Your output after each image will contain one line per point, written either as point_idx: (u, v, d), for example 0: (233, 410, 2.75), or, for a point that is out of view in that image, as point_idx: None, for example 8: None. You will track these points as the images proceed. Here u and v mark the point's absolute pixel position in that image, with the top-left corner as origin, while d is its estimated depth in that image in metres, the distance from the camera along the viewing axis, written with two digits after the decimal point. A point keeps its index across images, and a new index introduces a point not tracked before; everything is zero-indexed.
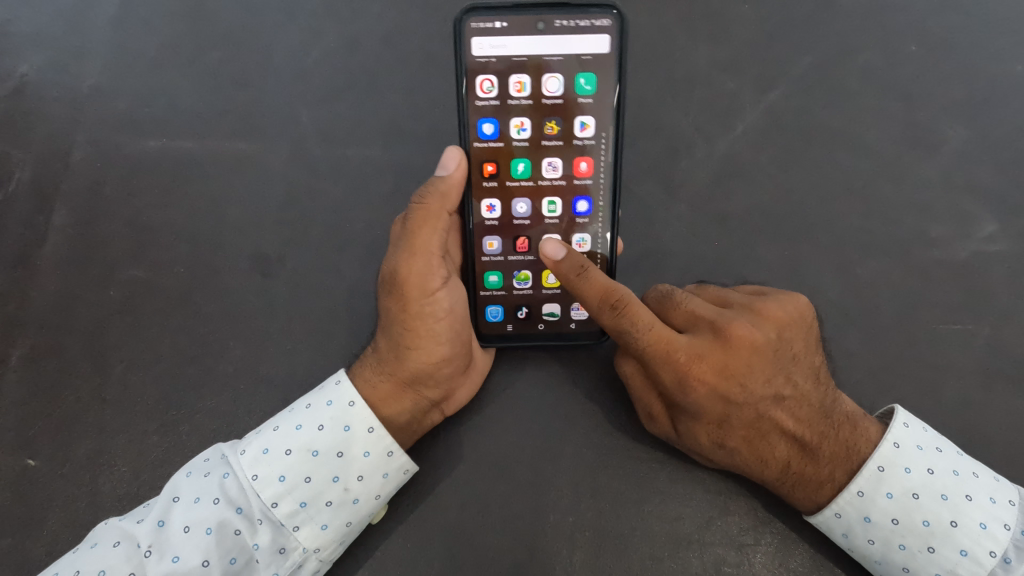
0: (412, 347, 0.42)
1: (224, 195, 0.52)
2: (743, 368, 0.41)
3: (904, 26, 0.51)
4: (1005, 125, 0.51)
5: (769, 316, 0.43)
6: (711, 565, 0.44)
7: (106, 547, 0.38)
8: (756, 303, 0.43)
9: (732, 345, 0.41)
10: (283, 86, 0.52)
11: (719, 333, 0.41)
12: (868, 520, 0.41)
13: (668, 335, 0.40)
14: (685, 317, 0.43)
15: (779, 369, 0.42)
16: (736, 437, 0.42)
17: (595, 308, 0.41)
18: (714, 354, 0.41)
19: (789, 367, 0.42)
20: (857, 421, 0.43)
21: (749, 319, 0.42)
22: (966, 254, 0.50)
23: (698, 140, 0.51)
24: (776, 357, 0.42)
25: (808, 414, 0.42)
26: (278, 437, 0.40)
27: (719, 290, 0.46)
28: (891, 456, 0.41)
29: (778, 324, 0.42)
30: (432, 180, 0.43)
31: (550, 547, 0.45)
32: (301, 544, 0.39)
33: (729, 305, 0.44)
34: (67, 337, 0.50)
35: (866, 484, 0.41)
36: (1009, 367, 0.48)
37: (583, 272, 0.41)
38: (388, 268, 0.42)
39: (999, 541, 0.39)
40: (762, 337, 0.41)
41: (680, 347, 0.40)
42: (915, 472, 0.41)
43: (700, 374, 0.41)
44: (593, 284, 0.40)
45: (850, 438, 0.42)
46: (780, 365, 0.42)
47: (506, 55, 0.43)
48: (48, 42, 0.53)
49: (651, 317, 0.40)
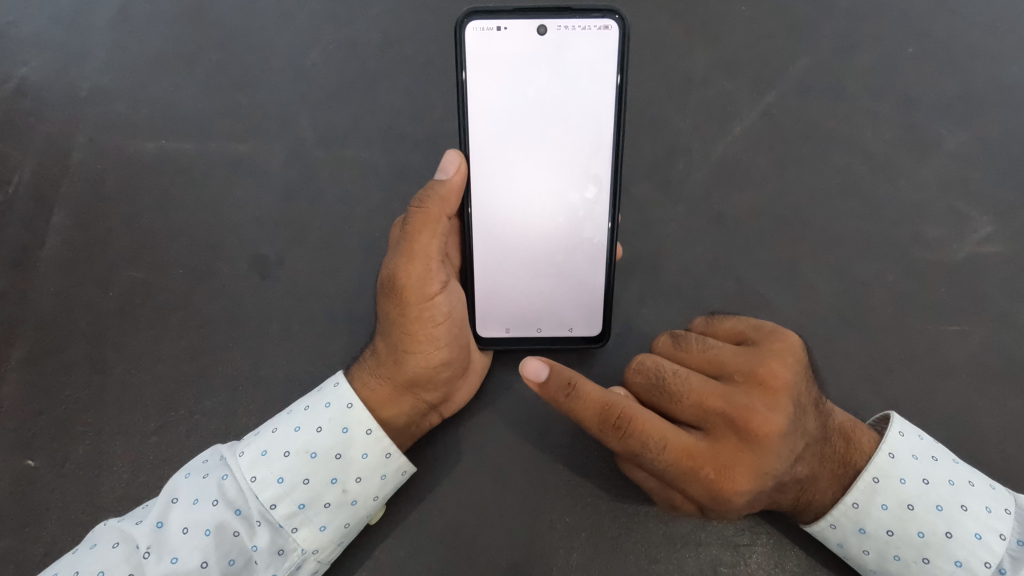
0: (412, 351, 0.42)
1: (223, 196, 0.52)
2: (771, 460, 0.38)
3: (901, 28, 0.51)
4: (1001, 127, 0.51)
5: (774, 387, 0.38)
6: (707, 566, 0.45)
7: (105, 548, 0.38)
8: (755, 372, 0.39)
9: (757, 441, 0.37)
10: (282, 88, 0.52)
11: (738, 429, 0.38)
12: (863, 530, 0.41)
13: (685, 449, 0.38)
14: (693, 407, 0.39)
15: (797, 441, 0.38)
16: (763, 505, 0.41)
17: (599, 431, 0.39)
18: (738, 454, 0.38)
19: (803, 430, 0.39)
20: (855, 433, 0.42)
21: (757, 396, 0.38)
22: (962, 255, 0.50)
23: (696, 142, 0.51)
24: (795, 433, 0.38)
25: (818, 462, 0.41)
26: (276, 440, 0.40)
27: (707, 347, 0.42)
28: (886, 468, 0.41)
29: (783, 394, 0.38)
30: (432, 184, 0.43)
31: (547, 548, 0.45)
32: (300, 545, 0.39)
33: (727, 375, 0.40)
34: (66, 338, 0.50)
35: (861, 496, 0.41)
36: (1005, 368, 0.48)
37: (572, 389, 0.38)
38: (388, 272, 0.42)
39: (993, 552, 0.39)
40: (778, 419, 0.37)
41: (703, 457, 0.38)
42: (910, 483, 0.41)
43: (728, 477, 0.38)
44: (587, 403, 0.38)
45: (845, 452, 0.42)
46: (797, 436, 0.38)
47: (507, 60, 0.43)
48: (48, 43, 0.54)
49: (663, 433, 0.38)
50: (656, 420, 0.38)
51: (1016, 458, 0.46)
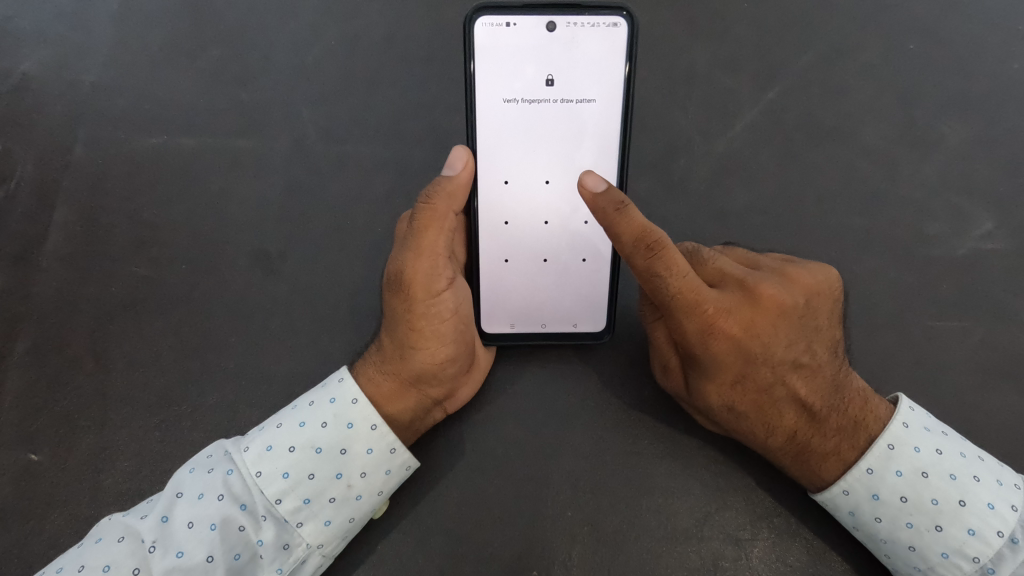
0: (417, 346, 0.42)
1: (226, 192, 0.52)
2: (769, 329, 0.41)
3: (902, 25, 0.52)
4: (1001, 123, 0.51)
5: (799, 280, 0.42)
6: (709, 560, 0.45)
7: (110, 542, 0.38)
8: (787, 268, 0.43)
9: (762, 306, 0.40)
10: (283, 82, 0.52)
11: (748, 292, 0.41)
12: (877, 497, 0.41)
13: (700, 286, 0.40)
14: (715, 275, 0.42)
15: (802, 336, 0.42)
16: (746, 397, 0.42)
17: (631, 248, 0.39)
18: (742, 310, 0.40)
19: (811, 337, 0.42)
20: (868, 400, 0.43)
21: (778, 281, 0.42)
22: (963, 251, 0.50)
23: (698, 138, 0.51)
24: (800, 324, 0.41)
25: (820, 385, 0.42)
26: (281, 435, 0.40)
27: (746, 253, 0.46)
28: (901, 436, 0.41)
29: (806, 289, 0.42)
30: (438, 180, 0.42)
31: (550, 542, 0.45)
32: (305, 540, 0.40)
33: (759, 269, 0.44)
34: (69, 334, 0.50)
35: (876, 462, 0.41)
36: (1005, 362, 0.48)
37: (623, 208, 0.39)
38: (394, 267, 0.42)
39: (1006, 522, 0.38)
40: (792, 300, 0.41)
41: (710, 300, 0.40)
42: (924, 452, 0.41)
43: (728, 329, 0.40)
44: (631, 221, 0.39)
45: (859, 415, 0.42)
46: (803, 332, 0.42)
47: (515, 56, 0.43)
48: (50, 38, 0.53)
49: (688, 266, 0.40)
50: (684, 259, 0.40)
51: (1015, 451, 0.47)
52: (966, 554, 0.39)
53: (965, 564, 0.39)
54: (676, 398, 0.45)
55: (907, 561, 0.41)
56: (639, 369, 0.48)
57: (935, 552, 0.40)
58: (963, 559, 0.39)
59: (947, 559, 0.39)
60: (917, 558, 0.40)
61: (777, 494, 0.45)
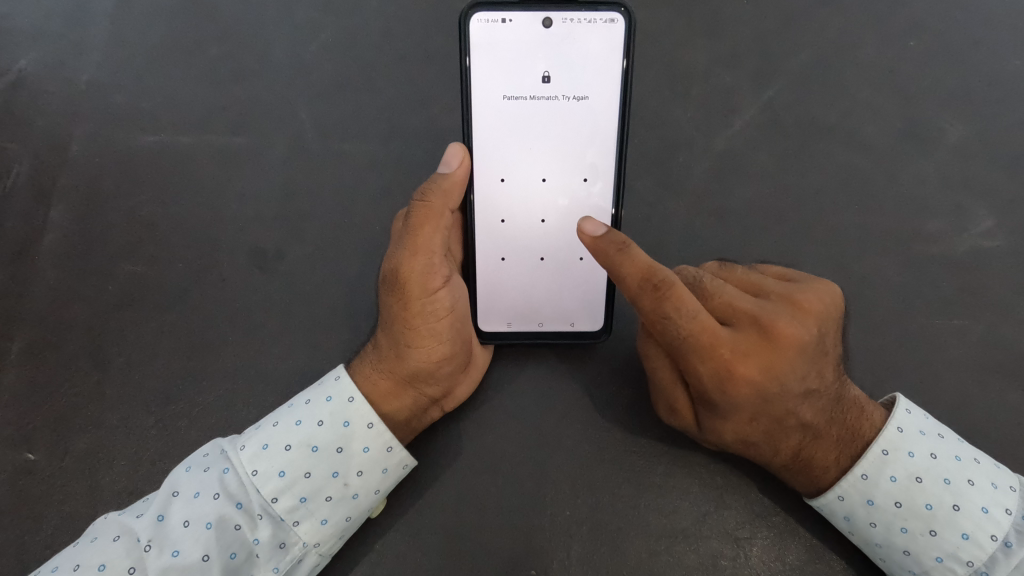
0: (413, 345, 0.42)
1: (223, 190, 0.52)
2: (785, 366, 0.39)
3: (903, 22, 0.51)
4: (1002, 120, 0.51)
5: (807, 308, 0.41)
6: (707, 560, 0.45)
7: (106, 540, 0.38)
8: (794, 294, 0.42)
9: (776, 343, 0.39)
10: (281, 80, 0.52)
11: (761, 328, 0.40)
12: (871, 502, 0.41)
13: (709, 323, 0.39)
14: (722, 306, 0.41)
15: (813, 365, 0.40)
16: (759, 430, 0.41)
17: (636, 289, 0.40)
18: (754, 348, 0.40)
19: (821, 363, 0.41)
20: (864, 407, 0.43)
21: (790, 313, 0.41)
22: (963, 249, 0.50)
23: (698, 136, 0.51)
24: (814, 356, 0.40)
25: (827, 408, 0.42)
26: (277, 434, 0.40)
27: (750, 275, 0.44)
28: (895, 441, 0.41)
29: (815, 318, 0.41)
30: (434, 178, 0.42)
31: (548, 541, 0.45)
32: (301, 538, 0.39)
33: (765, 295, 0.42)
34: (66, 332, 0.50)
35: (870, 468, 0.40)
36: (1005, 361, 0.48)
37: (624, 248, 0.40)
38: (389, 266, 0.41)
39: (999, 525, 0.38)
40: (803, 332, 0.40)
41: (720, 339, 0.39)
42: (919, 456, 0.40)
43: (738, 365, 0.39)
44: (634, 262, 0.40)
45: (856, 423, 0.42)
46: (814, 360, 0.40)
47: (510, 52, 0.43)
48: (46, 35, 0.53)
49: (694, 304, 0.39)
50: (690, 292, 0.40)
51: (1015, 449, 0.46)
52: (960, 558, 0.39)
53: (959, 567, 0.39)
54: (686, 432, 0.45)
55: (902, 564, 0.41)
56: (637, 369, 0.48)
57: (930, 556, 0.39)
58: (958, 564, 0.39)
59: (941, 562, 0.39)
60: (912, 562, 0.40)
61: (776, 493, 0.45)
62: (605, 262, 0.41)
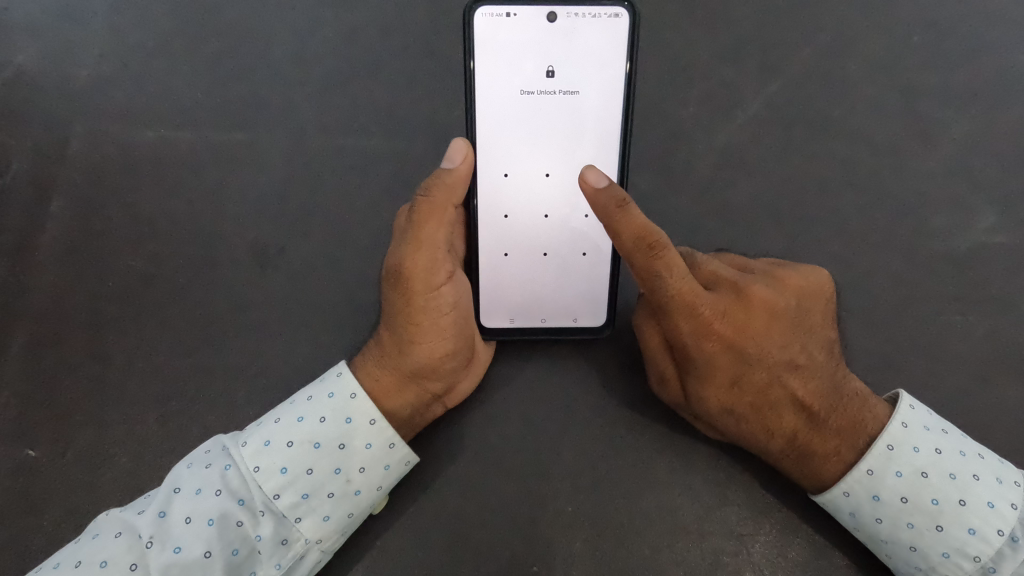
0: (417, 341, 0.41)
1: (223, 186, 0.51)
2: (761, 330, 0.41)
3: (906, 18, 0.51)
4: (1005, 115, 0.51)
5: (789, 282, 0.42)
6: (710, 556, 0.45)
7: (108, 537, 0.38)
8: (777, 271, 0.43)
9: (753, 307, 0.41)
10: (282, 75, 0.52)
11: (740, 294, 0.41)
12: (877, 499, 0.41)
13: (695, 287, 0.40)
14: (706, 275, 0.42)
15: (795, 336, 0.42)
16: (743, 398, 0.42)
17: (630, 246, 0.40)
18: (735, 313, 0.41)
19: (805, 336, 0.42)
20: (866, 400, 0.43)
21: (770, 285, 0.42)
22: (966, 245, 0.50)
23: (700, 132, 0.51)
24: (793, 325, 0.42)
25: (817, 386, 0.42)
26: (280, 430, 0.40)
27: (739, 257, 0.46)
28: (900, 436, 0.41)
29: (795, 291, 0.42)
30: (437, 173, 0.42)
31: (550, 537, 0.45)
32: (303, 535, 0.39)
33: (750, 271, 0.44)
34: (66, 329, 0.50)
35: (876, 463, 0.40)
36: (1007, 356, 0.48)
37: (624, 206, 0.39)
38: (393, 262, 0.41)
39: (1005, 520, 0.38)
40: (782, 301, 0.41)
41: (704, 301, 0.40)
42: (924, 452, 0.40)
43: (719, 330, 0.40)
44: (632, 221, 0.39)
45: (857, 416, 0.42)
46: (796, 331, 0.42)
47: (515, 47, 0.43)
48: (45, 31, 0.53)
49: (684, 266, 0.40)
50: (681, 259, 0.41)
51: (1016, 444, 0.46)
52: (968, 554, 0.39)
53: (967, 564, 0.39)
54: (676, 407, 0.45)
55: (908, 561, 0.41)
56: (639, 364, 0.48)
57: (936, 552, 0.40)
58: (964, 559, 0.39)
59: (948, 559, 0.39)
60: (918, 558, 0.40)
61: (778, 489, 0.45)
62: (603, 212, 0.40)
